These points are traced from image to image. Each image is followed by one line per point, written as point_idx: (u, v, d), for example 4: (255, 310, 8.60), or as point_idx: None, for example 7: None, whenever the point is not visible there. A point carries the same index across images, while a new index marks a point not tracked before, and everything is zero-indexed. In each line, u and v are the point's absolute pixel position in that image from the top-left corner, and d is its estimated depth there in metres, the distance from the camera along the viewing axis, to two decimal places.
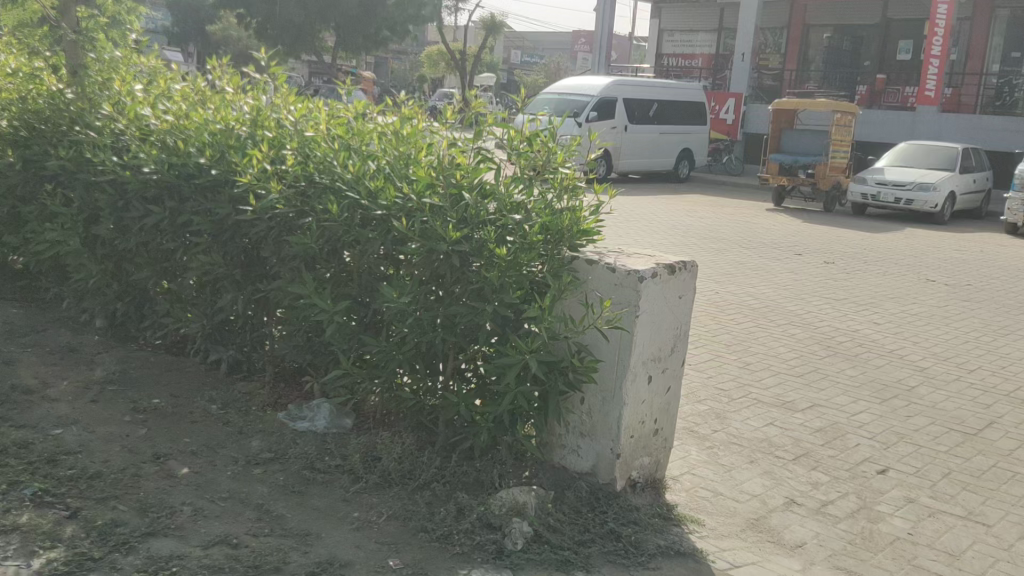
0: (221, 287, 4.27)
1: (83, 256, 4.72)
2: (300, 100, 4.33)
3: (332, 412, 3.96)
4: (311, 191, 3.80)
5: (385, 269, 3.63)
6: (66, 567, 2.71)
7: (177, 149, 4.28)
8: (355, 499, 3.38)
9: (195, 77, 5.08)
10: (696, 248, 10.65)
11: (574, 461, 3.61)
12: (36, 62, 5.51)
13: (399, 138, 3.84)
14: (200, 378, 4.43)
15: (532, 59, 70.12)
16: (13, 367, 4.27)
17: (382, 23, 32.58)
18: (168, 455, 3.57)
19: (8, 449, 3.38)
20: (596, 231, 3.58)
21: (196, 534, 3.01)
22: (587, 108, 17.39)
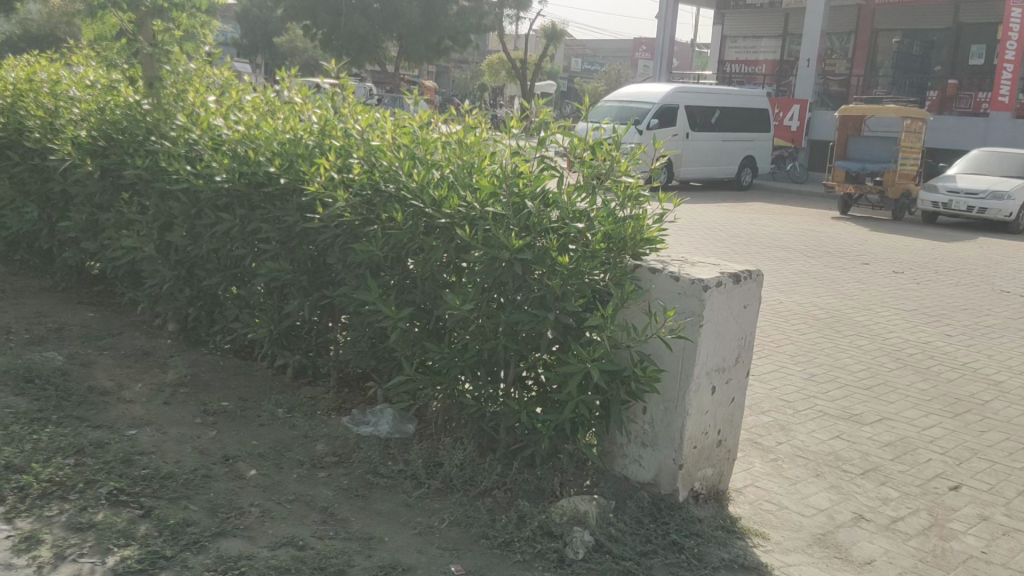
0: (288, 293, 4.36)
1: (157, 261, 4.87)
2: (367, 110, 4.43)
3: (394, 417, 4.00)
4: (376, 199, 3.85)
5: (448, 276, 3.67)
6: (139, 565, 2.79)
7: (247, 158, 4.39)
8: (417, 504, 3.41)
9: (265, 88, 5.22)
10: (761, 258, 10.47)
11: (636, 471, 3.59)
12: (115, 74, 5.71)
13: (463, 148, 3.89)
14: (267, 382, 4.53)
15: (592, 67, 70.05)
16: (90, 370, 4.42)
17: (444, 33, 32.86)
18: (237, 457, 3.66)
19: (85, 448, 3.50)
20: (659, 240, 3.57)
21: (265, 535, 3.08)
22: (648, 115, 17.29)
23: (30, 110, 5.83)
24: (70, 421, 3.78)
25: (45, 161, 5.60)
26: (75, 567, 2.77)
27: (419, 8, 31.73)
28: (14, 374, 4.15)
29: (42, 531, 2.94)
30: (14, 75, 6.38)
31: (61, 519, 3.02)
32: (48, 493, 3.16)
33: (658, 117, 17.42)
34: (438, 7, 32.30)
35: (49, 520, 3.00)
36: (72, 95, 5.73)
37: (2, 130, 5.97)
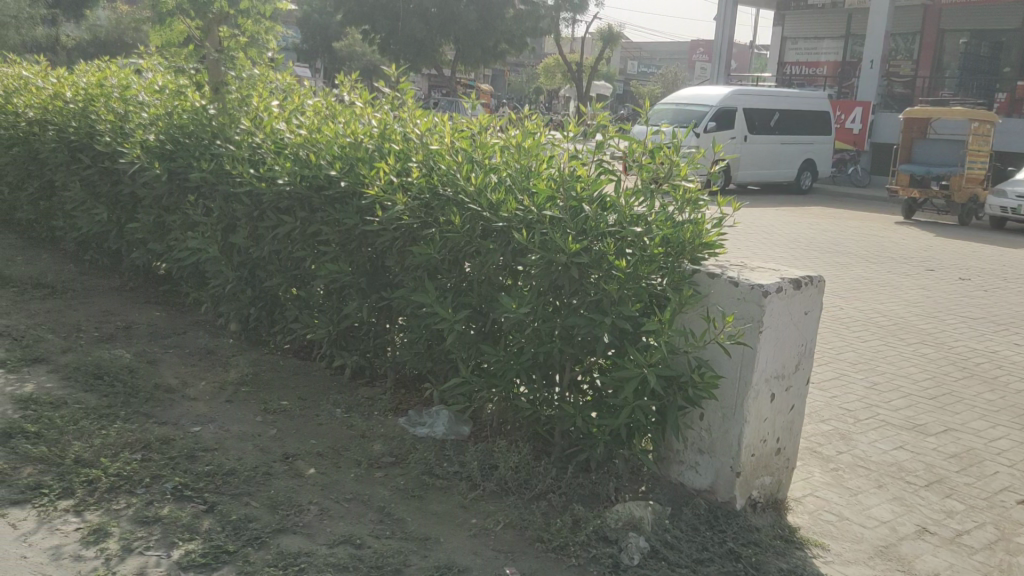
0: (347, 295, 4.43)
1: (221, 262, 4.99)
2: (426, 114, 4.47)
3: (450, 419, 4.03)
4: (435, 203, 3.88)
5: (504, 280, 3.68)
6: (203, 559, 2.86)
7: (308, 161, 4.47)
8: (472, 506, 3.43)
9: (327, 92, 5.31)
10: (821, 263, 10.28)
11: (692, 478, 3.55)
12: (181, 79, 5.87)
13: (520, 151, 3.84)
14: (325, 383, 4.60)
15: (648, 70, 69.62)
16: (156, 367, 4.54)
17: (500, 36, 32.96)
18: (296, 455, 3.72)
19: (151, 444, 3.60)
20: (718, 244, 3.53)
21: (323, 533, 3.12)
22: (706, 118, 17.11)
23: (101, 114, 6.00)
24: (137, 417, 3.89)
25: (115, 164, 5.76)
26: (142, 559, 2.84)
27: (475, 12, 31.91)
28: (84, 371, 4.28)
29: (110, 523, 3.01)
30: (86, 81, 6.60)
31: (128, 512, 3.10)
32: (116, 487, 3.25)
33: (715, 120, 17.23)
34: (494, 11, 32.44)
35: (117, 513, 3.09)
36: (141, 99, 5.91)
37: (73, 134, 6.15)
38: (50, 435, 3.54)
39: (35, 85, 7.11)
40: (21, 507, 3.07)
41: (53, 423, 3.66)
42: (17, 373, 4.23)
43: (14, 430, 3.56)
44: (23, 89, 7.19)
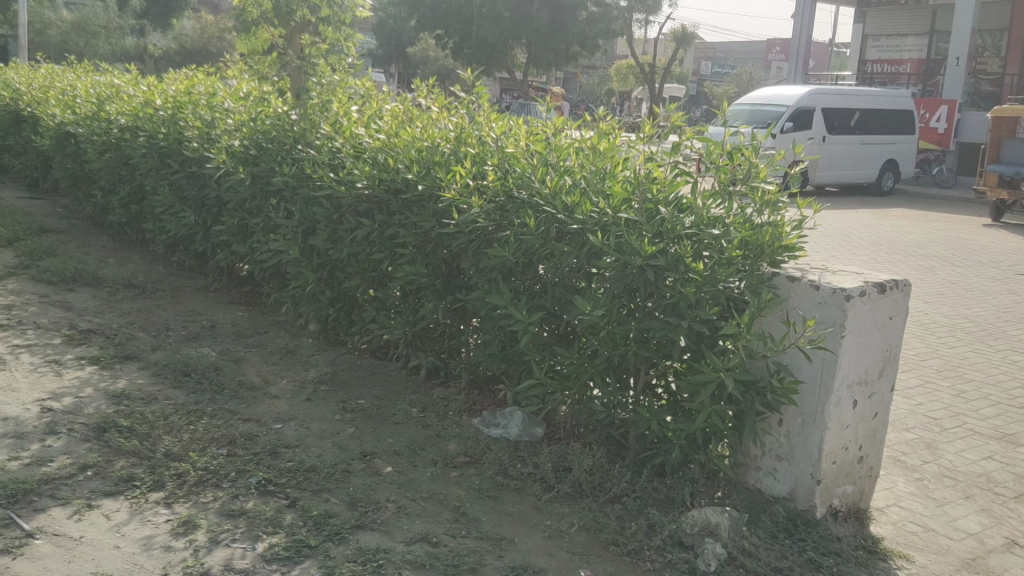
0: (423, 296, 4.49)
1: (301, 264, 5.11)
2: (501, 117, 4.50)
3: (524, 420, 4.05)
4: (510, 205, 3.91)
5: (579, 282, 3.68)
6: (286, 552, 2.93)
7: (387, 165, 4.55)
8: (546, 508, 3.44)
9: (405, 96, 5.40)
10: (905, 266, 9.97)
11: (771, 485, 3.49)
12: (265, 86, 6.05)
13: (596, 154, 3.92)
14: (402, 382, 4.67)
15: (722, 70, 68.60)
16: (240, 366, 4.68)
17: (573, 39, 32.86)
18: (374, 454, 3.79)
19: (236, 440, 3.72)
20: (798, 247, 3.46)
21: (400, 531, 3.17)
22: (782, 118, 16.77)
23: (189, 120, 6.24)
24: (223, 413, 4.02)
25: (202, 168, 5.96)
26: (228, 551, 2.93)
27: (547, 15, 31.92)
28: (172, 369, 4.45)
29: (198, 516, 3.12)
30: (175, 90, 6.88)
31: (215, 506, 3.20)
32: (203, 481, 3.37)
33: (793, 120, 16.88)
34: (567, 14, 32.42)
35: (205, 506, 3.19)
36: (227, 106, 6.12)
37: (162, 140, 6.38)
38: (141, 430, 3.69)
39: (127, 94, 7.43)
40: (115, 498, 3.20)
41: (145, 418, 3.81)
42: (111, 370, 4.41)
43: (109, 424, 3.71)
44: (116, 97, 7.52)
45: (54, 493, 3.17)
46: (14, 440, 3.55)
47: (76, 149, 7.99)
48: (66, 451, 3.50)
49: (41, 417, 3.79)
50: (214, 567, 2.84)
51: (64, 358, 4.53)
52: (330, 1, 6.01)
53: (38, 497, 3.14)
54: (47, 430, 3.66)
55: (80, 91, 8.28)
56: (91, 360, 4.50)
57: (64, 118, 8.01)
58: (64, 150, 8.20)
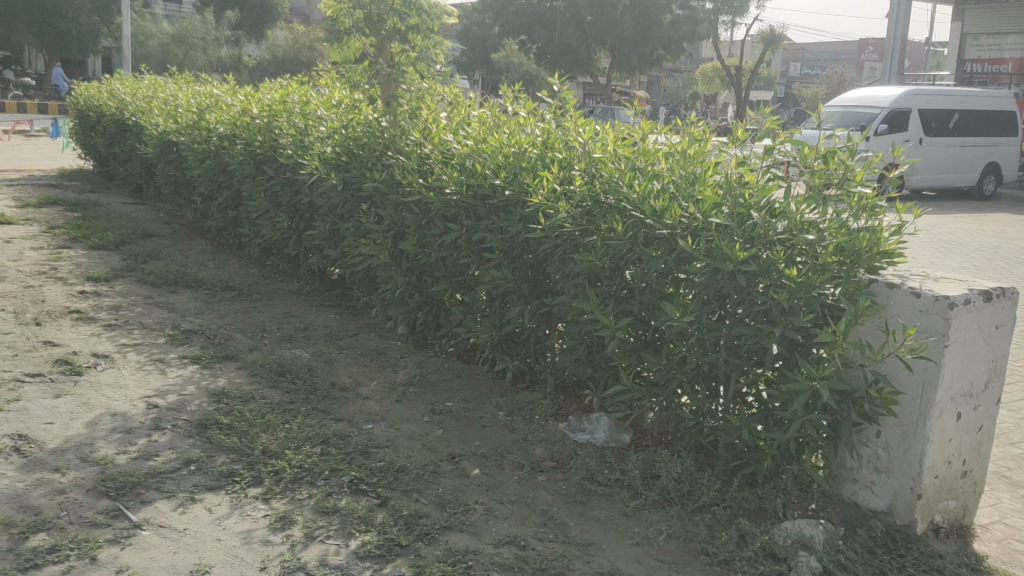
0: (509, 301, 4.52)
1: (390, 268, 5.21)
2: (588, 121, 4.52)
3: (611, 426, 4.04)
4: (597, 210, 3.88)
5: (667, 288, 3.65)
6: (378, 550, 2.99)
7: (474, 171, 4.59)
8: (635, 514, 3.42)
9: (492, 102, 5.44)
10: (1010, 274, 9.49)
11: (868, 498, 3.38)
12: (356, 94, 6.19)
13: (685, 158, 3.89)
14: (488, 386, 4.71)
15: (810, 72, 66.90)
16: (332, 367, 4.80)
17: (657, 43, 32.55)
18: (462, 456, 3.83)
19: (329, 439, 3.81)
20: (898, 254, 3.31)
21: (488, 533, 3.20)
22: (876, 120, 16.25)
23: (283, 128, 6.43)
24: (316, 413, 4.12)
25: (295, 174, 6.12)
26: (323, 547, 3.01)
27: (632, 19, 31.69)
28: (269, 369, 4.59)
29: (294, 512, 3.21)
30: (270, 98, 7.12)
31: (310, 503, 3.29)
32: (298, 478, 3.46)
33: (887, 122, 16.34)
34: (651, 17, 32.16)
35: (300, 503, 3.28)
36: (319, 114, 6.31)
37: (258, 147, 6.60)
38: (240, 427, 3.82)
39: (226, 103, 7.71)
40: (216, 492, 3.32)
41: (243, 416, 3.95)
42: (211, 369, 4.58)
43: (210, 422, 3.86)
44: (215, 106, 7.82)
45: (159, 486, 3.31)
46: (122, 434, 3.72)
47: (177, 157, 8.33)
48: (170, 446, 3.65)
49: (147, 413, 3.96)
50: (310, 562, 2.91)
51: (168, 357, 4.72)
52: (419, 10, 6.12)
53: (145, 490, 3.28)
54: (152, 426, 3.82)
55: (182, 101, 8.64)
56: (192, 359, 4.69)
57: (167, 127, 8.36)
58: (166, 157, 8.56)
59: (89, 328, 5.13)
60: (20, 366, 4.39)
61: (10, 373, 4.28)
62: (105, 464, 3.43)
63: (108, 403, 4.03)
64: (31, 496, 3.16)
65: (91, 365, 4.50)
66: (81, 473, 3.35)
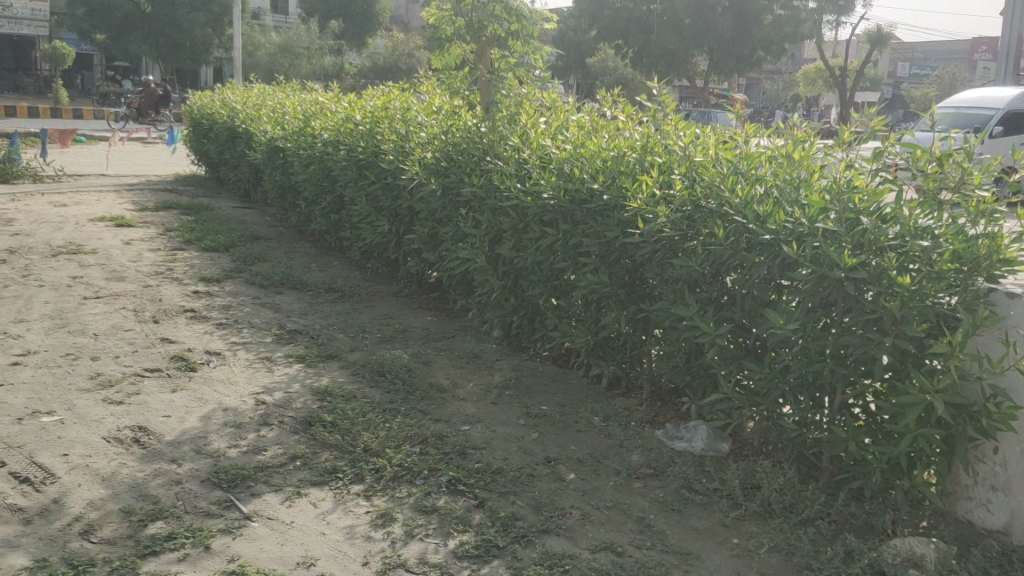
0: (605, 306, 4.50)
1: (488, 272, 5.26)
2: (688, 124, 4.48)
3: (709, 434, 3.97)
4: (698, 215, 3.83)
5: (770, 295, 3.57)
6: (476, 550, 3.03)
7: (572, 175, 4.58)
8: (734, 525, 3.35)
9: (591, 107, 5.44)
10: None
11: (983, 516, 3.23)
12: (456, 100, 6.29)
13: (790, 162, 3.80)
14: (583, 391, 4.70)
15: (920, 72, 64.26)
16: (430, 368, 4.88)
17: (757, 44, 31.81)
18: (558, 460, 3.84)
19: (428, 439, 3.88)
20: (1020, 260, 3.13)
21: (585, 538, 3.20)
22: (993, 122, 15.49)
23: (385, 134, 6.57)
24: (415, 413, 4.21)
25: (396, 179, 6.25)
26: (422, 545, 3.06)
27: (730, 20, 31.07)
28: (370, 369, 4.71)
29: (394, 510, 3.28)
30: (373, 105, 7.31)
31: (409, 501, 3.36)
32: (398, 477, 3.54)
33: (1004, 124, 15.57)
34: (751, 18, 31.45)
35: (400, 501, 3.35)
36: (420, 120, 6.44)
37: (361, 152, 6.76)
38: (343, 425, 3.93)
39: (331, 110, 7.94)
40: (321, 488, 3.42)
41: (345, 414, 4.06)
42: (315, 368, 4.73)
43: (314, 419, 3.98)
44: (320, 114, 8.06)
45: (268, 480, 3.43)
46: (233, 429, 3.87)
47: (284, 162, 8.63)
48: (277, 441, 3.78)
49: (256, 409, 4.12)
50: (409, 559, 2.97)
51: (275, 355, 4.90)
52: (519, 15, 6.18)
53: (254, 483, 3.41)
54: (261, 421, 3.97)
55: (289, 109, 8.94)
56: (298, 358, 4.85)
57: (275, 134, 8.68)
58: (273, 163, 8.87)
59: (202, 326, 5.36)
60: (139, 362, 4.63)
61: (131, 368, 4.52)
62: (218, 457, 3.59)
63: (220, 398, 4.21)
64: (150, 485, 3.32)
65: (203, 362, 4.71)
66: (196, 465, 3.51)
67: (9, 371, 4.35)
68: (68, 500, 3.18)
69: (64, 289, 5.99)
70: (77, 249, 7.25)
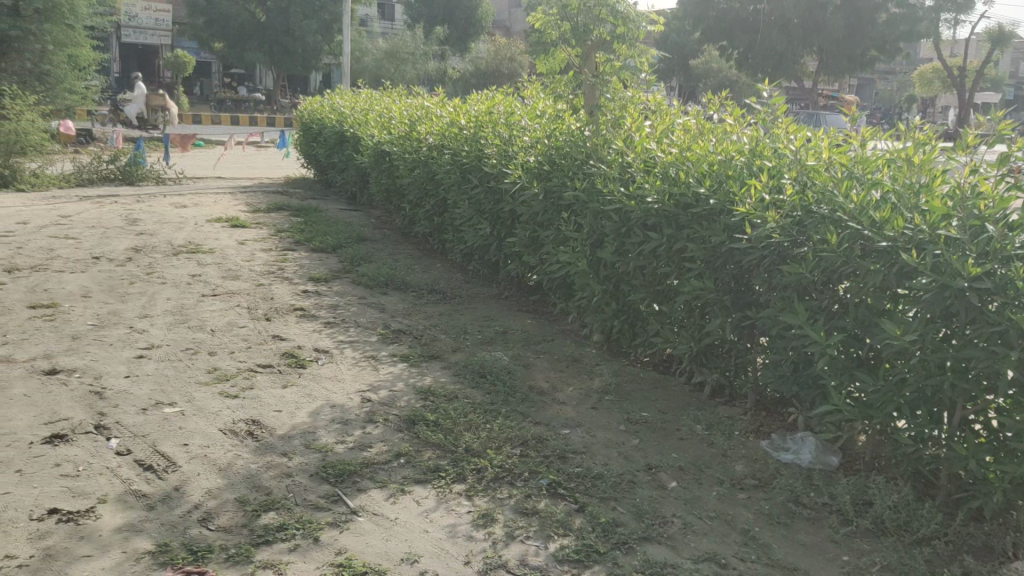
0: (709, 313, 4.42)
1: (588, 276, 5.24)
2: (801, 127, 4.36)
3: (818, 447, 3.85)
4: (809, 220, 3.71)
5: (885, 304, 3.44)
6: (576, 555, 3.02)
7: (678, 179, 4.52)
8: (844, 542, 3.24)
9: (698, 110, 5.35)
10: None
11: None
12: (561, 104, 6.32)
13: (909, 166, 3.66)
14: (685, 398, 4.63)
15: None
16: (530, 370, 4.90)
17: (871, 43, 30.59)
18: (659, 467, 3.79)
19: (528, 441, 3.90)
20: None
21: (687, 547, 3.15)
22: None
23: (489, 138, 6.64)
24: (516, 415, 4.23)
25: (499, 184, 6.30)
26: (523, 547, 3.08)
27: (843, 19, 29.92)
28: (471, 370, 4.77)
29: (495, 511, 3.30)
30: (478, 109, 7.39)
31: (510, 502, 3.38)
32: (499, 478, 3.57)
33: None
34: (865, 16, 30.23)
35: (501, 502, 3.38)
36: (524, 124, 6.48)
37: (465, 156, 6.85)
38: (445, 424, 3.98)
39: (436, 115, 8.06)
40: (424, 486, 3.48)
41: (448, 414, 4.12)
42: (418, 368, 4.81)
43: (418, 418, 4.06)
44: (426, 118, 8.19)
45: (373, 476, 3.51)
46: (340, 425, 3.98)
47: (390, 166, 8.82)
48: (382, 439, 3.87)
49: (361, 406, 4.22)
50: (510, 560, 2.99)
51: (379, 354, 5.02)
52: (625, 19, 6.04)
53: (360, 479, 3.49)
54: (367, 419, 4.07)
55: (396, 114, 9.13)
56: (402, 358, 4.95)
57: (381, 138, 8.89)
58: (380, 168, 9.07)
59: (311, 324, 5.54)
60: (253, 358, 4.81)
61: (246, 363, 4.71)
62: (326, 452, 3.69)
63: (328, 395, 4.33)
64: (263, 477, 3.45)
65: (313, 359, 4.86)
66: (306, 459, 3.62)
67: (135, 363, 4.59)
68: (188, 488, 3.33)
69: (184, 286, 6.30)
70: (197, 249, 7.60)
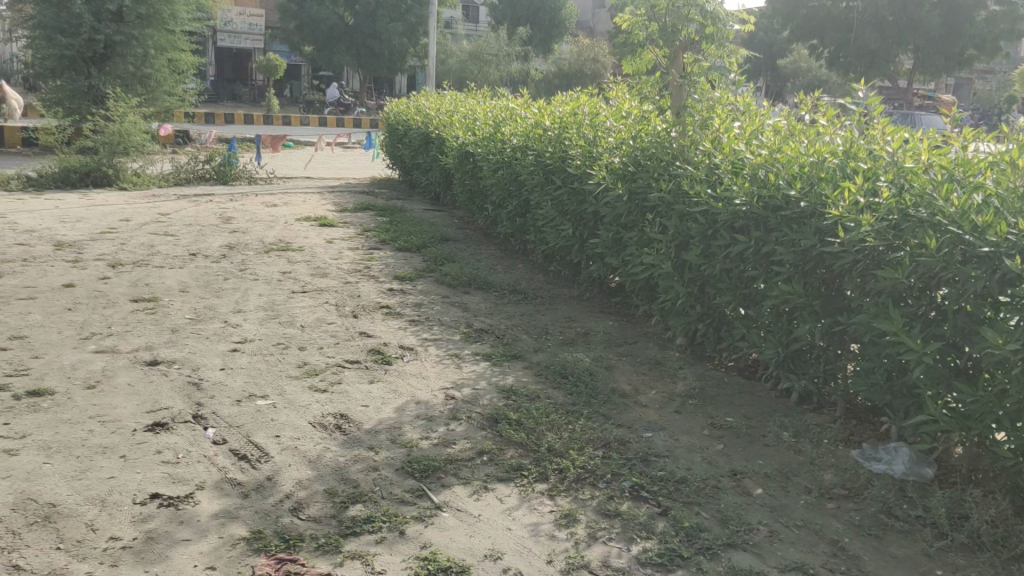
0: (798, 318, 4.33)
1: (672, 278, 5.19)
2: (898, 129, 4.25)
3: (911, 458, 3.73)
4: (905, 224, 3.59)
5: (986, 311, 3.30)
6: (660, 558, 3.00)
7: (767, 181, 4.44)
8: (939, 556, 3.13)
9: (788, 111, 5.25)
10: None
11: None
12: (647, 105, 6.28)
13: (1014, 169, 3.54)
14: (771, 404, 4.54)
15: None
16: (613, 372, 4.89)
17: (971, 41, 29.34)
18: (745, 474, 3.73)
19: (611, 443, 3.89)
20: None
21: (774, 555, 3.09)
22: None
23: (574, 140, 6.64)
24: (598, 417, 4.22)
25: (582, 185, 6.29)
26: (605, 548, 3.07)
27: (940, 18, 28.72)
28: (553, 371, 4.78)
29: (578, 511, 3.31)
30: (563, 111, 7.42)
31: (592, 503, 3.38)
32: (581, 478, 3.57)
33: None
34: (964, 13, 28.97)
35: (583, 502, 3.38)
36: (609, 125, 6.46)
37: (549, 157, 6.87)
38: (527, 424, 4.00)
39: (520, 116, 8.09)
40: (506, 484, 3.51)
41: (530, 414, 4.14)
42: (500, 367, 4.85)
43: (501, 417, 4.09)
44: (511, 119, 8.24)
45: (456, 473, 3.56)
46: (424, 422, 4.04)
47: (474, 167, 8.90)
48: (465, 436, 3.91)
49: (445, 403, 4.28)
50: (593, 561, 2.99)
51: (462, 353, 5.08)
52: (715, 18, 5.94)
53: (445, 475, 3.54)
54: (450, 416, 4.12)
55: (480, 116, 9.21)
56: (484, 357, 5.00)
57: (466, 139, 8.98)
58: (463, 168, 9.17)
59: (396, 322, 5.64)
60: (341, 354, 4.93)
61: (334, 359, 4.82)
62: (411, 447, 3.76)
63: (413, 391, 4.40)
64: (350, 470, 3.53)
65: (398, 356, 4.94)
66: (391, 454, 3.69)
67: (230, 357, 4.75)
68: (279, 478, 3.44)
69: (275, 283, 6.49)
70: (287, 247, 7.82)
